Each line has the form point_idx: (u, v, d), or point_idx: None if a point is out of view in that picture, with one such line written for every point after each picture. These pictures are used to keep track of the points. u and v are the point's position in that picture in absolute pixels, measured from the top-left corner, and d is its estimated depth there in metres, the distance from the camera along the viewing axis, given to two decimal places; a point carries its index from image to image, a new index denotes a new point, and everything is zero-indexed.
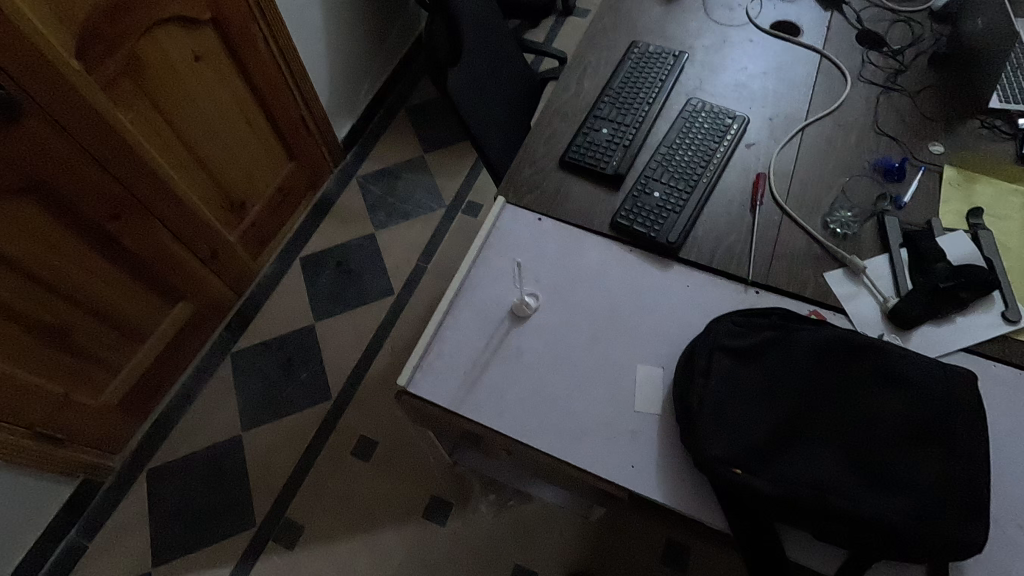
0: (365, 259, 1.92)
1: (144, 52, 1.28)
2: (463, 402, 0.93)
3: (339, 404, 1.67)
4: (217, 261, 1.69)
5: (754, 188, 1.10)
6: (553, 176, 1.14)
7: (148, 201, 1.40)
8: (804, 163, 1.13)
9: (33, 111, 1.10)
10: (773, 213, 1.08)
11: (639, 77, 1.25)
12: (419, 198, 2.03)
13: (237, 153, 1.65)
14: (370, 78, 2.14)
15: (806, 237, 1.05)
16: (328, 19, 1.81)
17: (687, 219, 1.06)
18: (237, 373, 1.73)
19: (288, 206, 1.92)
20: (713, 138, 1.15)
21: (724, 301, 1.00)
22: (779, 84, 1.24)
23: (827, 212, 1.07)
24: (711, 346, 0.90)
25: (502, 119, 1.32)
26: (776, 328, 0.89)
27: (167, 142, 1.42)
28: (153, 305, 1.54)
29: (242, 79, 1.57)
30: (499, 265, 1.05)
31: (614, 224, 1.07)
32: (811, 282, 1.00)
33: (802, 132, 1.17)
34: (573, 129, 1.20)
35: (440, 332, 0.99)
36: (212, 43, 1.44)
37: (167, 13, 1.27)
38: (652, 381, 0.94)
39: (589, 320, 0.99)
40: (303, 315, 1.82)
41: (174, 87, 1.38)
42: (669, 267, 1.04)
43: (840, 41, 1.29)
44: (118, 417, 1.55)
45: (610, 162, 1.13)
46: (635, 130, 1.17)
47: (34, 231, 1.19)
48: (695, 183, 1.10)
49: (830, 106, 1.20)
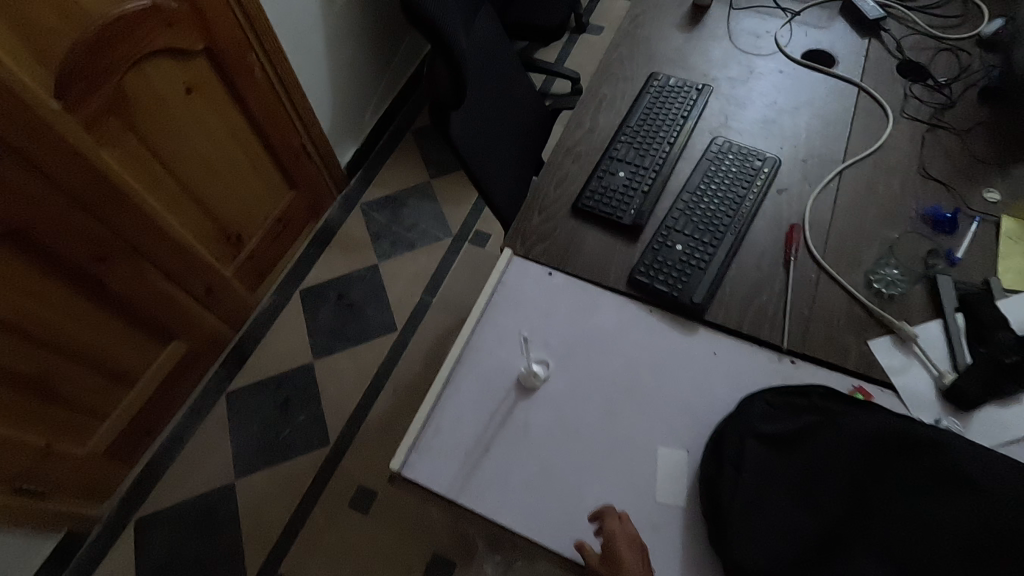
0: (367, 292, 1.83)
1: (132, 88, 1.20)
2: (463, 488, 0.83)
3: (337, 449, 1.58)
4: (212, 297, 1.61)
5: (787, 241, 0.99)
6: (564, 224, 1.05)
7: (137, 242, 1.32)
8: (842, 210, 1.03)
9: (10, 158, 1.03)
10: (809, 269, 0.97)
11: (659, 113, 1.15)
12: (424, 227, 1.95)
13: (234, 186, 1.57)
14: (375, 101, 2.06)
15: (848, 297, 0.94)
16: (330, 42, 1.73)
17: (713, 276, 0.96)
18: (231, 414, 1.65)
19: (288, 236, 1.84)
20: (741, 182, 1.05)
21: (756, 372, 0.89)
22: (812, 119, 1.14)
23: (870, 268, 0.96)
24: (743, 431, 0.80)
25: (508, 157, 1.22)
26: (816, 412, 0.80)
27: (159, 180, 1.35)
28: (144, 347, 1.46)
29: (239, 108, 1.50)
30: (505, 327, 0.96)
31: (632, 280, 0.97)
32: (854, 351, 0.89)
33: (839, 174, 1.07)
34: (586, 172, 1.11)
35: (439, 405, 0.89)
36: (205, 74, 1.36)
37: (157, 45, 1.20)
38: (676, 465, 0.83)
39: (603, 391, 0.90)
40: (301, 351, 1.74)
41: (165, 122, 1.31)
42: (693, 331, 0.94)
43: (880, 72, 1.19)
44: (106, 465, 1.48)
45: (627, 210, 1.03)
46: (654, 174, 1.08)
47: (14, 282, 1.12)
48: (721, 234, 1.00)
49: (870, 146, 1.09)
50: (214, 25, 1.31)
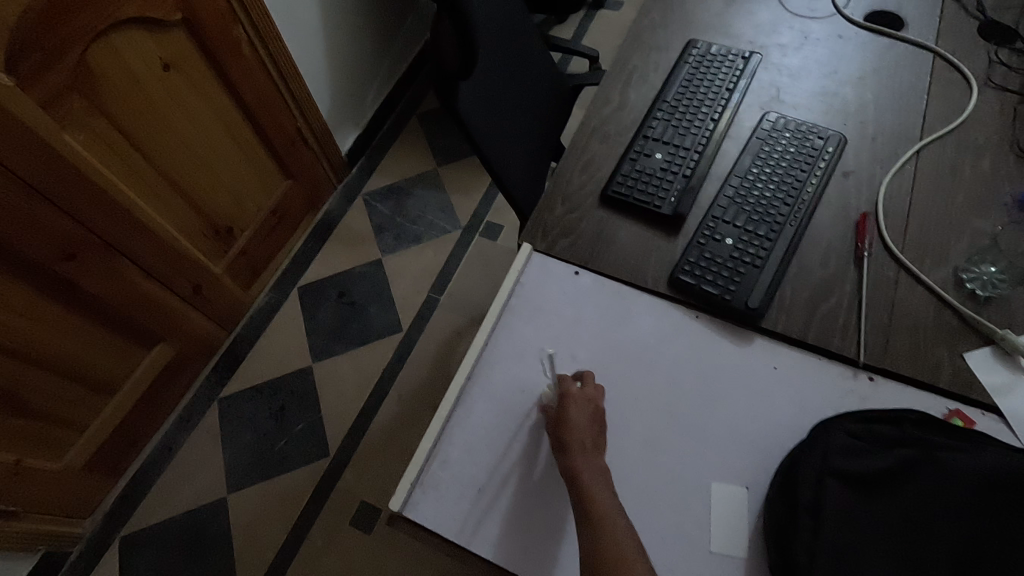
0: (370, 290, 1.70)
1: (99, 63, 1.07)
2: (476, 533, 0.69)
3: (337, 462, 1.45)
4: (201, 297, 1.49)
5: (859, 233, 0.83)
6: (592, 215, 0.90)
7: (111, 236, 1.19)
8: (922, 196, 0.87)
9: None
10: (887, 266, 0.82)
11: (700, 86, 0.99)
12: (431, 218, 1.80)
13: (222, 174, 1.44)
14: (378, 83, 1.91)
15: (935, 300, 0.78)
16: (326, 16, 1.58)
17: (772, 275, 0.81)
18: (224, 423, 1.53)
19: (284, 229, 1.71)
20: (800, 164, 0.89)
21: (827, 392, 0.74)
22: (880, 90, 0.98)
23: (960, 265, 0.81)
24: (819, 468, 0.65)
25: (524, 139, 1.07)
26: (909, 445, 0.64)
27: (135, 168, 1.21)
28: (126, 352, 1.34)
29: (226, 88, 1.36)
30: (525, 337, 0.81)
31: (674, 280, 0.82)
32: (947, 367, 0.74)
33: (917, 154, 0.91)
34: (617, 153, 0.95)
35: (447, 431, 0.75)
36: (185, 49, 1.22)
37: (125, 14, 1.06)
38: (734, 506, 0.69)
39: (643, 414, 0.75)
40: (299, 354, 1.61)
41: (140, 101, 1.17)
42: (748, 341, 0.79)
43: (958, 35, 1.02)
44: (86, 479, 1.36)
45: (667, 198, 0.88)
46: (697, 156, 0.92)
47: None
48: (780, 226, 0.84)
49: (951, 120, 0.93)
50: None
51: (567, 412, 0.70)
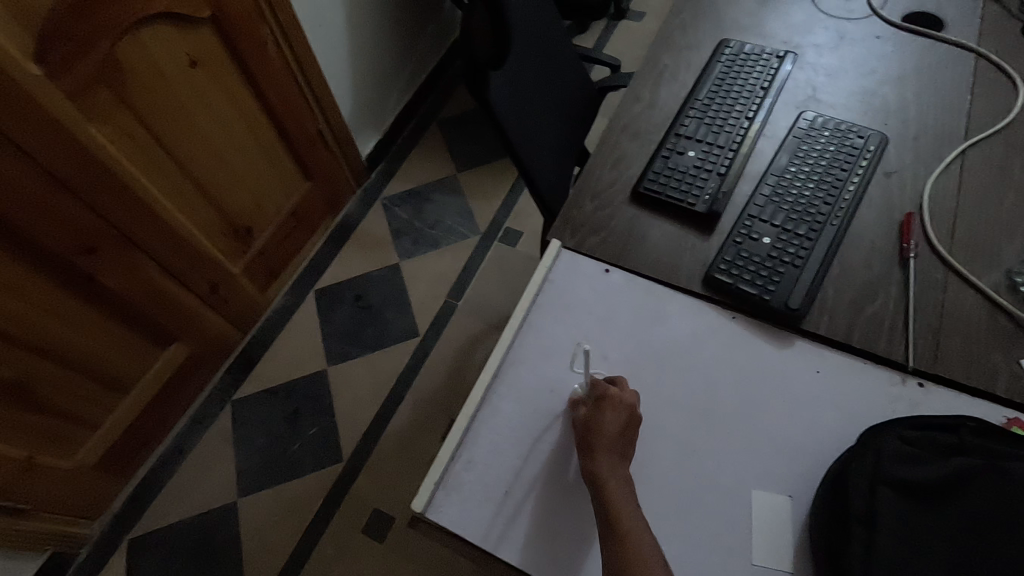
0: (387, 294, 1.68)
1: (128, 58, 1.07)
2: (503, 538, 0.66)
3: (350, 468, 1.42)
4: (218, 296, 1.47)
5: (903, 234, 0.80)
6: (623, 212, 0.87)
7: (131, 231, 1.19)
8: (970, 198, 0.83)
9: None
10: (934, 268, 0.78)
11: (733, 84, 0.97)
12: (450, 224, 1.79)
13: (243, 174, 1.43)
14: (400, 88, 1.91)
15: (987, 305, 0.75)
16: (351, 19, 1.59)
17: (813, 275, 0.77)
18: (237, 425, 1.50)
19: (303, 231, 1.70)
20: (840, 164, 0.86)
21: (875, 398, 0.70)
22: (922, 90, 0.95)
23: (1012, 268, 0.77)
24: (872, 477, 0.61)
25: (552, 137, 1.05)
26: (968, 455, 0.60)
27: (156, 164, 1.21)
28: (141, 350, 1.32)
29: (250, 87, 1.36)
30: (554, 336, 0.78)
31: (710, 279, 0.79)
32: (1003, 374, 0.70)
33: (962, 155, 0.87)
34: (648, 151, 0.93)
35: (473, 430, 0.72)
36: (212, 47, 1.23)
37: (155, 10, 1.06)
38: (777, 516, 0.65)
39: (677, 417, 0.71)
40: (314, 357, 1.59)
41: (166, 98, 1.17)
42: (788, 343, 0.75)
43: (1001, 36, 0.99)
44: (96, 480, 1.34)
45: (701, 196, 0.85)
46: (732, 153, 0.89)
47: None
48: (820, 226, 0.81)
49: (998, 121, 0.89)
50: None
51: (605, 415, 0.67)
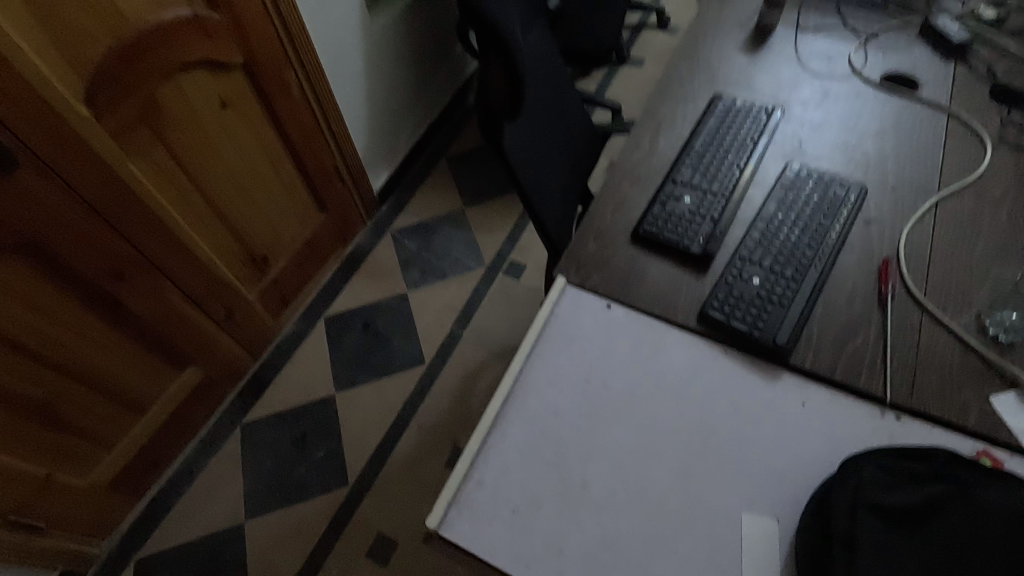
0: (394, 322, 1.74)
1: (166, 100, 1.15)
2: (511, 555, 0.70)
3: (356, 491, 1.45)
4: (233, 321, 1.53)
5: (881, 277, 0.87)
6: (624, 252, 0.94)
7: (159, 260, 1.25)
8: (943, 245, 0.90)
9: (31, 164, 0.96)
10: (910, 310, 0.85)
11: (726, 137, 1.05)
12: (456, 255, 1.86)
13: (263, 206, 1.51)
14: (411, 126, 2.01)
15: (959, 344, 0.81)
16: (369, 63, 1.69)
17: (799, 313, 0.84)
18: (246, 448, 1.54)
19: (315, 261, 1.77)
20: (824, 213, 0.94)
21: (856, 430, 0.76)
22: (899, 146, 1.03)
23: (981, 311, 0.84)
24: (852, 500, 0.66)
25: (558, 180, 1.13)
26: (939, 482, 0.66)
27: (185, 196, 1.28)
28: (159, 372, 1.38)
29: (274, 126, 1.45)
30: (560, 366, 0.84)
31: (704, 316, 0.86)
32: (974, 409, 0.76)
33: (935, 206, 0.95)
34: (647, 196, 1.00)
35: (482, 454, 0.77)
36: (242, 89, 1.32)
37: (193, 57, 1.16)
38: (765, 537, 0.70)
39: (673, 442, 0.77)
40: (323, 383, 1.64)
41: (198, 136, 1.26)
42: (776, 377, 0.81)
43: (970, 97, 1.08)
44: (107, 499, 1.37)
45: (696, 238, 0.92)
46: (724, 200, 0.97)
47: (25, 297, 1.04)
48: (805, 268, 0.88)
49: (968, 175, 0.97)
50: (253, 39, 1.27)
51: None
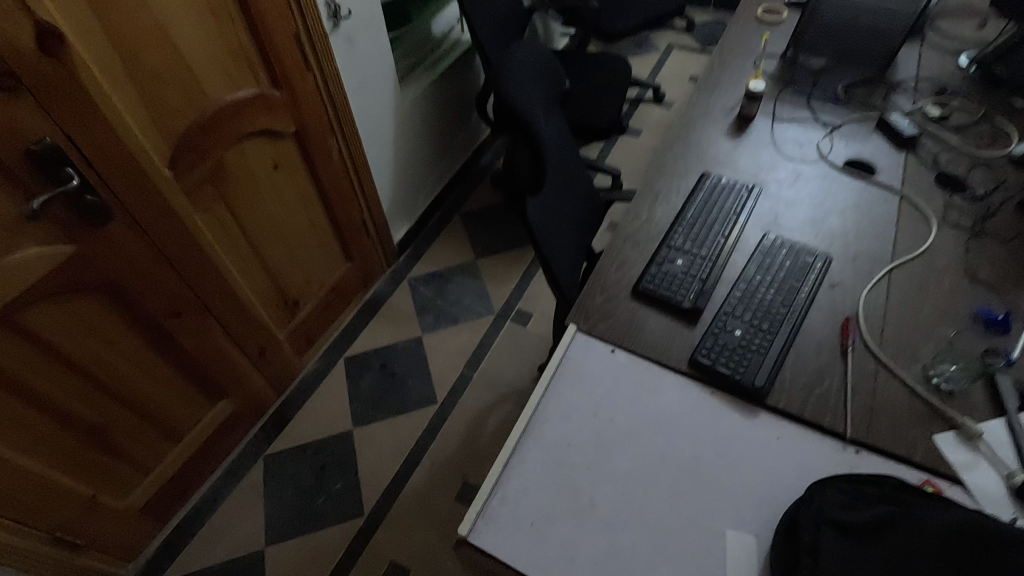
0: (409, 363, 1.87)
1: (230, 163, 1.33)
2: (530, 560, 0.83)
3: (371, 521, 1.55)
4: (264, 359, 1.67)
5: (843, 332, 1.03)
6: (625, 305, 1.10)
7: (209, 301, 1.40)
8: (895, 307, 1.07)
9: (121, 217, 1.12)
10: (867, 361, 1.00)
11: (713, 209, 1.23)
12: (468, 303, 2.02)
13: (298, 254, 1.67)
14: (430, 184, 2.21)
15: (907, 391, 0.96)
16: (398, 130, 1.90)
17: (773, 361, 0.99)
18: (268, 478, 1.64)
19: (338, 305, 1.92)
20: (795, 277, 1.10)
21: (821, 461, 0.90)
22: (859, 222, 1.21)
23: (926, 363, 0.99)
24: (815, 517, 0.79)
25: (569, 240, 1.30)
26: (886, 503, 0.79)
27: (235, 246, 1.45)
28: (196, 403, 1.50)
29: (314, 184, 1.63)
30: (571, 401, 0.98)
31: (694, 361, 1.01)
32: (920, 445, 0.90)
33: (889, 273, 1.12)
34: (645, 257, 1.17)
35: (505, 474, 0.90)
36: (292, 153, 1.51)
37: (256, 127, 1.34)
38: (745, 550, 0.82)
39: (667, 468, 0.90)
40: (341, 418, 1.75)
41: (251, 193, 1.43)
42: (754, 414, 0.96)
43: (919, 182, 1.27)
44: (138, 523, 1.46)
45: (687, 295, 1.08)
46: (711, 262, 1.14)
47: (97, 330, 1.18)
48: (779, 323, 1.04)
49: (916, 248, 1.15)
50: (305, 112, 1.47)
51: None
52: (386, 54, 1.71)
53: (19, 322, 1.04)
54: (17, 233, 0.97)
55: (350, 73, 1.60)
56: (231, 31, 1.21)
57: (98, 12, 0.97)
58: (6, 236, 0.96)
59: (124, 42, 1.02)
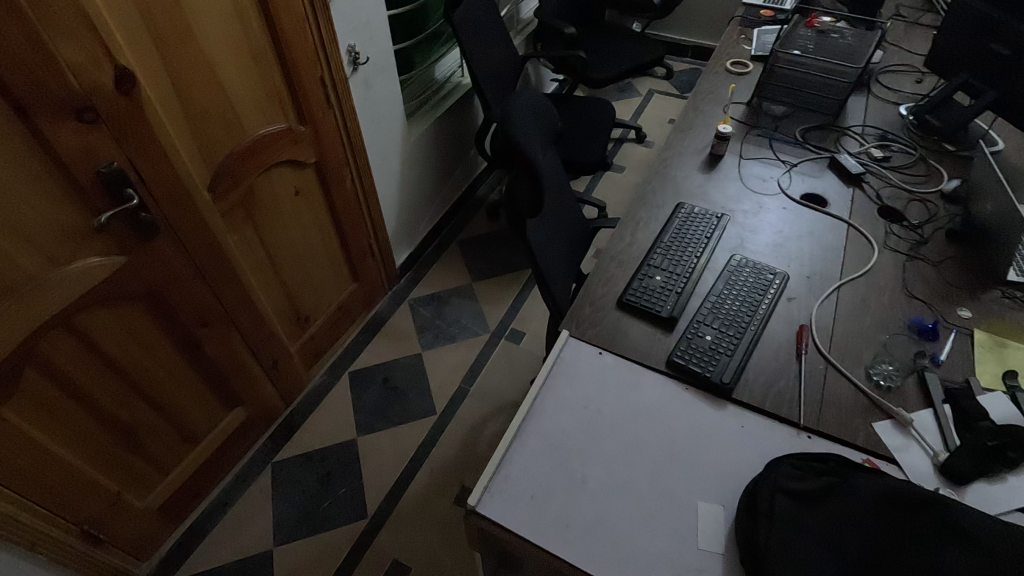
0: (410, 378, 2.00)
1: (258, 188, 1.49)
2: (530, 527, 0.95)
3: (374, 523, 1.65)
4: (276, 370, 1.79)
5: (798, 338, 1.19)
6: (611, 314, 1.26)
7: (234, 312, 1.53)
8: (842, 318, 1.24)
9: (167, 233, 1.26)
10: (818, 362, 1.17)
11: (687, 234, 1.41)
12: (465, 323, 2.16)
13: (312, 273, 1.82)
14: (430, 214, 2.38)
15: (852, 387, 1.12)
16: (404, 163, 2.07)
17: (738, 361, 1.15)
18: (276, 484, 1.74)
19: (344, 323, 2.06)
20: (757, 291, 1.28)
21: (779, 444, 1.05)
22: (812, 246, 1.40)
23: (868, 364, 1.16)
24: (771, 487, 0.94)
25: (562, 260, 1.47)
26: (832, 475, 0.93)
27: (258, 263, 1.60)
28: (213, 409, 1.61)
29: (328, 209, 1.79)
30: (565, 395, 1.13)
31: (671, 362, 1.16)
32: (862, 431, 1.06)
33: (837, 290, 1.30)
34: (628, 275, 1.34)
35: (508, 455, 1.04)
36: (311, 181, 1.67)
37: (282, 157, 1.51)
38: (714, 517, 0.96)
39: (648, 451, 1.05)
40: (346, 428, 1.87)
41: (274, 215, 1.58)
42: (722, 406, 1.11)
43: (864, 213, 1.47)
44: (154, 522, 1.55)
45: (664, 306, 1.25)
46: (686, 278, 1.31)
47: (136, 334, 1.31)
48: (743, 330, 1.21)
49: (861, 268, 1.33)
50: (325, 145, 1.65)
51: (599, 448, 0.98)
52: (397, 95, 1.90)
53: (75, 324, 1.17)
54: (82, 243, 1.11)
55: (365, 111, 1.78)
56: (267, 74, 1.40)
57: (163, 58, 1.15)
58: (73, 245, 1.10)
59: (181, 83, 1.20)
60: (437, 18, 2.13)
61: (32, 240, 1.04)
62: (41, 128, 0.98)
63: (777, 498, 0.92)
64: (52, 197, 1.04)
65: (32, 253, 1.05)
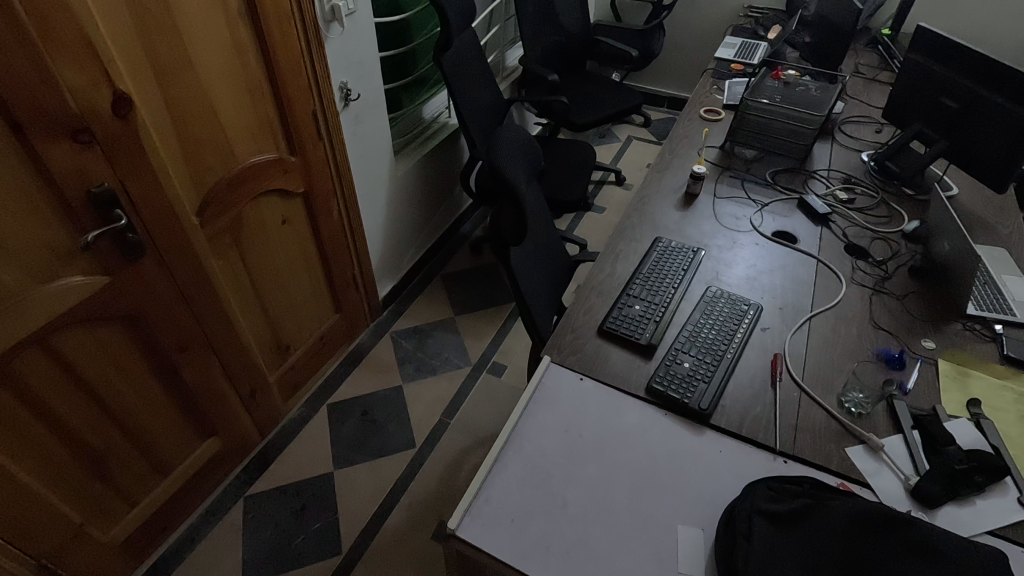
0: (390, 411, 1.98)
1: (245, 215, 1.51)
2: (511, 550, 0.95)
3: (348, 559, 1.60)
4: (254, 400, 1.76)
5: (772, 366, 1.23)
6: (591, 341, 1.29)
7: (214, 338, 1.52)
8: (814, 347, 1.28)
9: (152, 255, 1.26)
10: (792, 389, 1.20)
11: (664, 266, 1.46)
12: (447, 355, 2.17)
13: (294, 302, 1.81)
14: (414, 248, 2.42)
15: (825, 413, 1.15)
16: (390, 197, 2.12)
17: (715, 388, 1.18)
18: (248, 519, 1.68)
19: (324, 355, 2.05)
20: (733, 321, 1.32)
21: (756, 468, 1.07)
22: (784, 279, 1.45)
23: (840, 392, 1.19)
24: (750, 510, 0.95)
25: (544, 291, 1.50)
26: (809, 496, 0.95)
27: (241, 290, 1.60)
28: (186, 439, 1.57)
29: (313, 239, 1.81)
30: (546, 419, 1.14)
31: (650, 388, 1.19)
32: (836, 456, 1.08)
33: (809, 320, 1.34)
34: (608, 304, 1.38)
35: (488, 479, 1.04)
36: (298, 211, 1.70)
37: (270, 185, 1.54)
38: (693, 540, 0.97)
39: (628, 475, 1.05)
40: (323, 461, 1.83)
41: (260, 242, 1.60)
42: (701, 432, 1.13)
43: (832, 249, 1.54)
44: (116, 558, 1.48)
45: (643, 333, 1.28)
46: (664, 308, 1.35)
47: (113, 357, 1.29)
48: (720, 357, 1.24)
49: (831, 301, 1.39)
50: (314, 176, 1.68)
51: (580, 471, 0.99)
52: (385, 131, 1.96)
53: (51, 343, 1.15)
54: (66, 261, 1.11)
55: (355, 145, 1.84)
56: (260, 106, 1.44)
57: (161, 86, 1.19)
58: (57, 263, 1.10)
59: (177, 109, 1.24)
60: (425, 62, 2.23)
61: (16, 256, 1.04)
62: (38, 148, 0.99)
63: (755, 517, 0.93)
64: (40, 215, 1.05)
65: (14, 269, 1.04)
